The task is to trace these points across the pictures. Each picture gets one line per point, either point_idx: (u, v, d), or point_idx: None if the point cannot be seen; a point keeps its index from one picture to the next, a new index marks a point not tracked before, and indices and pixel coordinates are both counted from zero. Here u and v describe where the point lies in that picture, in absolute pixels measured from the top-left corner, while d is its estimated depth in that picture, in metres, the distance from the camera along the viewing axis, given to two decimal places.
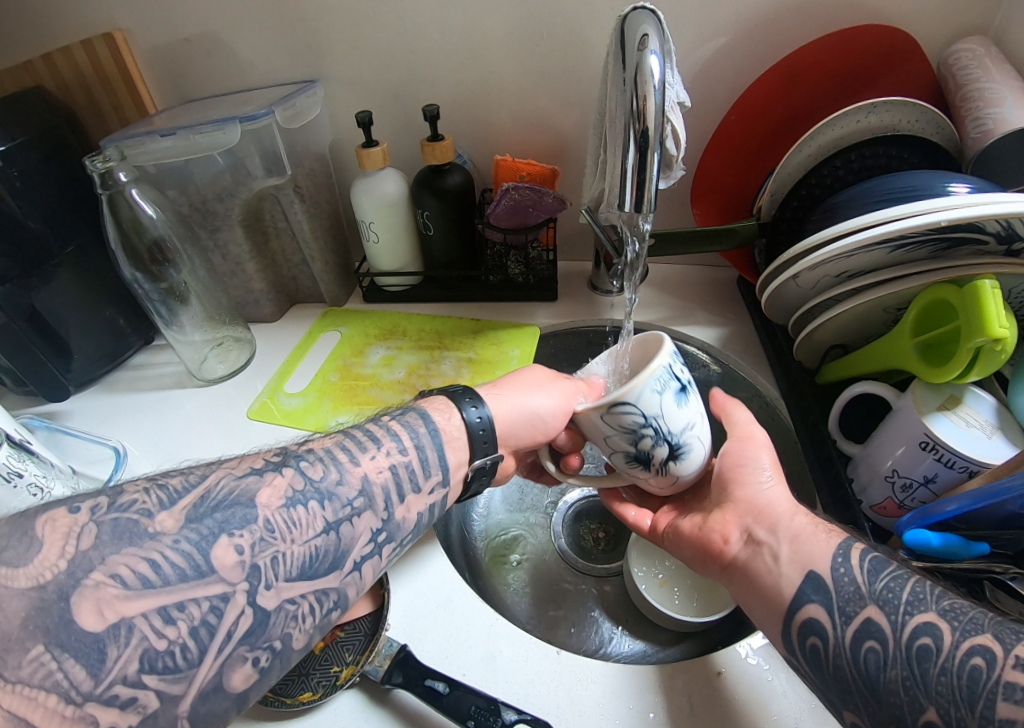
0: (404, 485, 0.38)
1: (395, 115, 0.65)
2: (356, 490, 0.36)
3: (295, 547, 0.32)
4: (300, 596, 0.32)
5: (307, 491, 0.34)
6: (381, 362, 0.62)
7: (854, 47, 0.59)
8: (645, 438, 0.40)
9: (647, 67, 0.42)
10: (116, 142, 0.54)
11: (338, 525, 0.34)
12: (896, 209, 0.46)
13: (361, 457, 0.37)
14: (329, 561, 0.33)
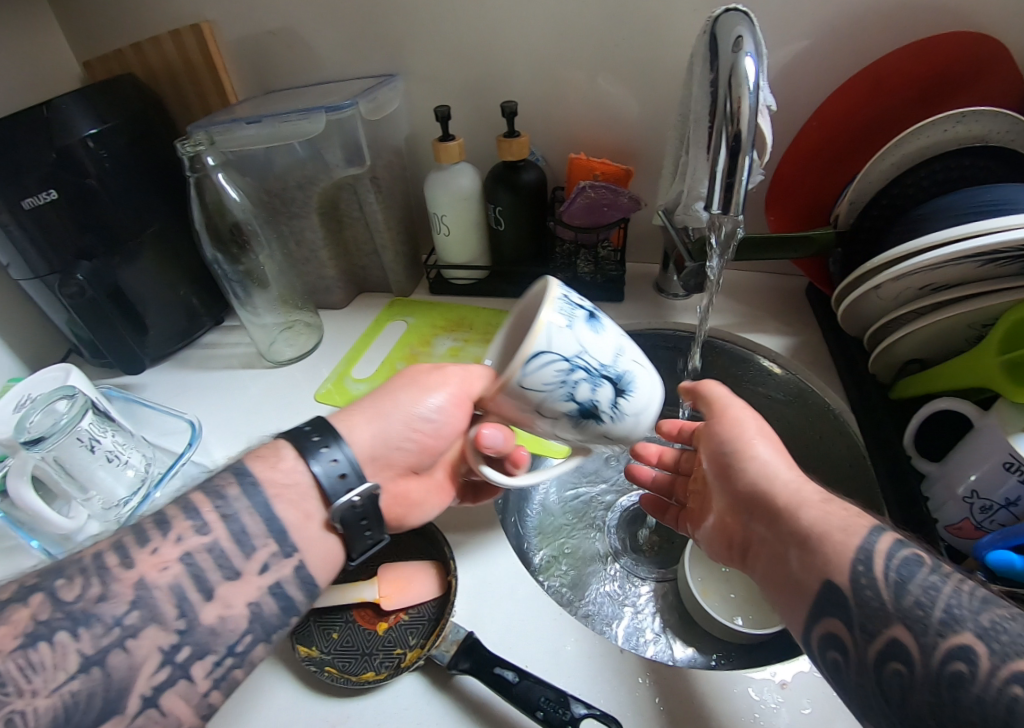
0: (203, 580, 0.34)
1: (470, 111, 0.66)
2: (126, 607, 0.31)
3: (35, 701, 0.28)
4: None
5: (54, 623, 0.30)
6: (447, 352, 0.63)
7: (946, 53, 0.57)
8: (580, 382, 0.34)
9: (742, 69, 0.41)
10: (206, 128, 0.57)
11: (101, 657, 0.30)
12: (986, 222, 0.44)
13: (137, 558, 0.33)
14: (95, 706, 0.29)
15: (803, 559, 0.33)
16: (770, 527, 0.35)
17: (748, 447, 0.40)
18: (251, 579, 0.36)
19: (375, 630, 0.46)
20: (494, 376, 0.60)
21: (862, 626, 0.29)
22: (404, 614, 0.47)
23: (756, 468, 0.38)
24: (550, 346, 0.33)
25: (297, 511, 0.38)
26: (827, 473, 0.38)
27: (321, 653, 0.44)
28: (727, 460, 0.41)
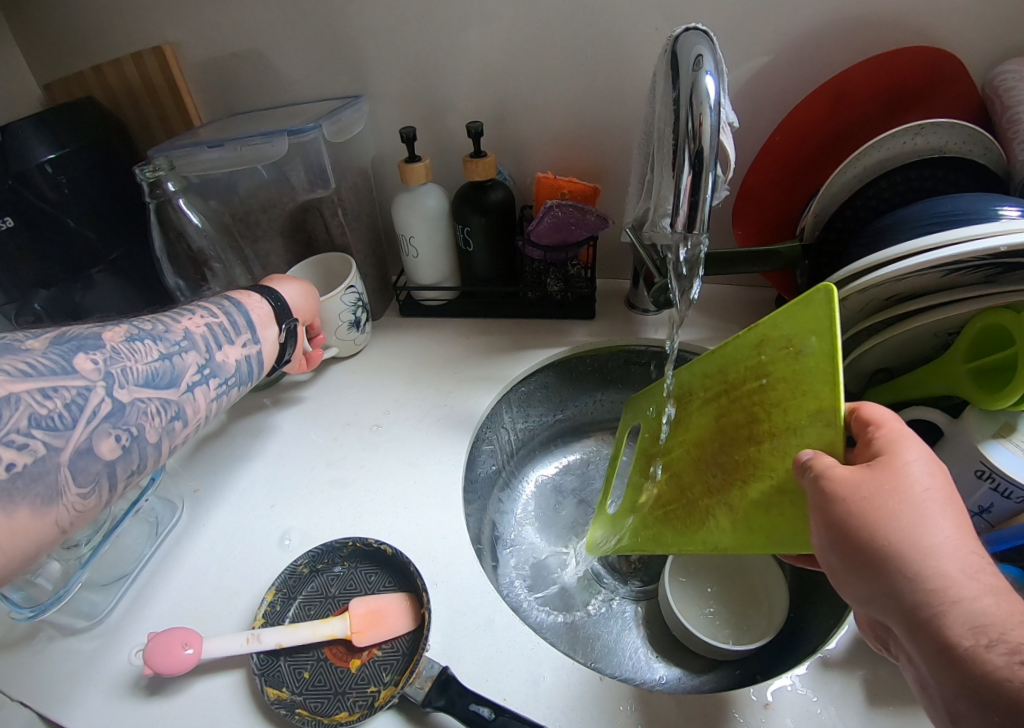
0: (219, 336, 0.43)
1: (438, 132, 0.66)
2: (179, 335, 0.40)
3: (139, 365, 0.36)
4: (148, 400, 0.36)
5: (142, 333, 0.38)
6: (679, 458, 0.55)
7: (898, 66, 0.58)
8: (358, 309, 0.62)
9: (703, 87, 0.41)
10: (165, 152, 0.56)
11: (170, 356, 0.39)
12: (946, 234, 0.45)
13: (179, 318, 0.42)
14: (167, 378, 0.38)
15: (956, 709, 0.26)
16: (928, 665, 0.27)
17: (858, 533, 0.31)
18: (239, 347, 0.44)
19: (347, 667, 0.45)
20: (731, 463, 0.47)
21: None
22: (377, 649, 0.45)
23: (901, 579, 0.29)
24: (356, 287, 0.60)
25: (261, 317, 0.47)
26: (965, 574, 0.28)
27: (292, 694, 0.42)
28: (836, 554, 0.32)
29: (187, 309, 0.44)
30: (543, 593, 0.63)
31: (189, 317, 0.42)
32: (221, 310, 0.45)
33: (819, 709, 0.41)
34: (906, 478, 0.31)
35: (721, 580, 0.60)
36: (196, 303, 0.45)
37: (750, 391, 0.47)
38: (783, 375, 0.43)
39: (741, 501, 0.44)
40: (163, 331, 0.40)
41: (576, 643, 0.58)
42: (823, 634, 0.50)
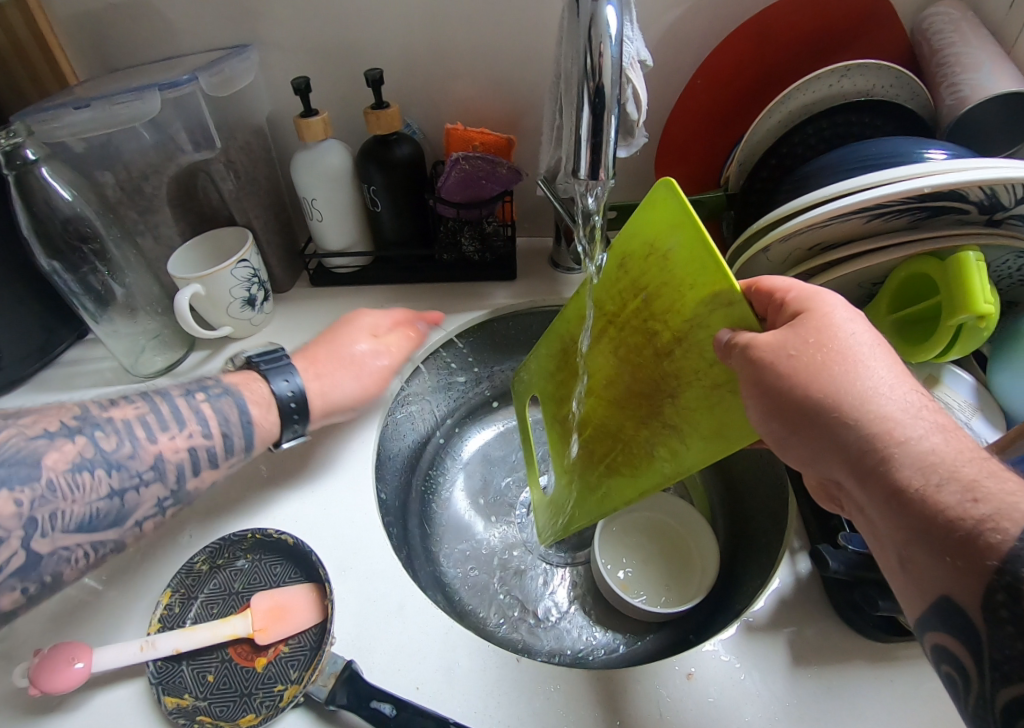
0: (200, 461, 0.43)
1: (342, 85, 0.60)
2: (146, 465, 0.40)
3: (76, 507, 0.36)
4: (75, 545, 0.37)
5: (94, 460, 0.38)
6: (591, 393, 0.53)
7: (824, 7, 0.56)
8: (255, 287, 0.57)
9: (603, 19, 0.36)
10: (25, 116, 0.49)
11: (123, 493, 0.39)
12: (871, 176, 0.42)
13: (158, 436, 0.41)
14: (109, 519, 0.38)
15: (906, 557, 0.26)
16: (878, 510, 0.27)
17: (797, 389, 0.31)
18: (215, 471, 0.44)
19: (253, 667, 0.41)
20: (651, 383, 0.46)
21: (993, 664, 0.22)
22: (284, 645, 0.42)
23: (847, 426, 0.29)
24: (250, 261, 0.55)
25: (261, 412, 0.46)
26: (906, 412, 0.29)
27: (194, 700, 0.39)
28: (779, 415, 0.32)
29: (185, 411, 0.43)
30: (477, 573, 0.60)
31: (171, 437, 0.41)
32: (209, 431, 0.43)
33: (743, 676, 0.39)
34: (828, 327, 0.32)
35: (651, 543, 0.59)
36: (202, 395, 0.45)
37: (638, 303, 0.46)
38: (666, 279, 0.43)
39: (683, 414, 0.43)
40: (132, 456, 0.39)
41: (522, 625, 0.56)
42: (751, 595, 0.49)
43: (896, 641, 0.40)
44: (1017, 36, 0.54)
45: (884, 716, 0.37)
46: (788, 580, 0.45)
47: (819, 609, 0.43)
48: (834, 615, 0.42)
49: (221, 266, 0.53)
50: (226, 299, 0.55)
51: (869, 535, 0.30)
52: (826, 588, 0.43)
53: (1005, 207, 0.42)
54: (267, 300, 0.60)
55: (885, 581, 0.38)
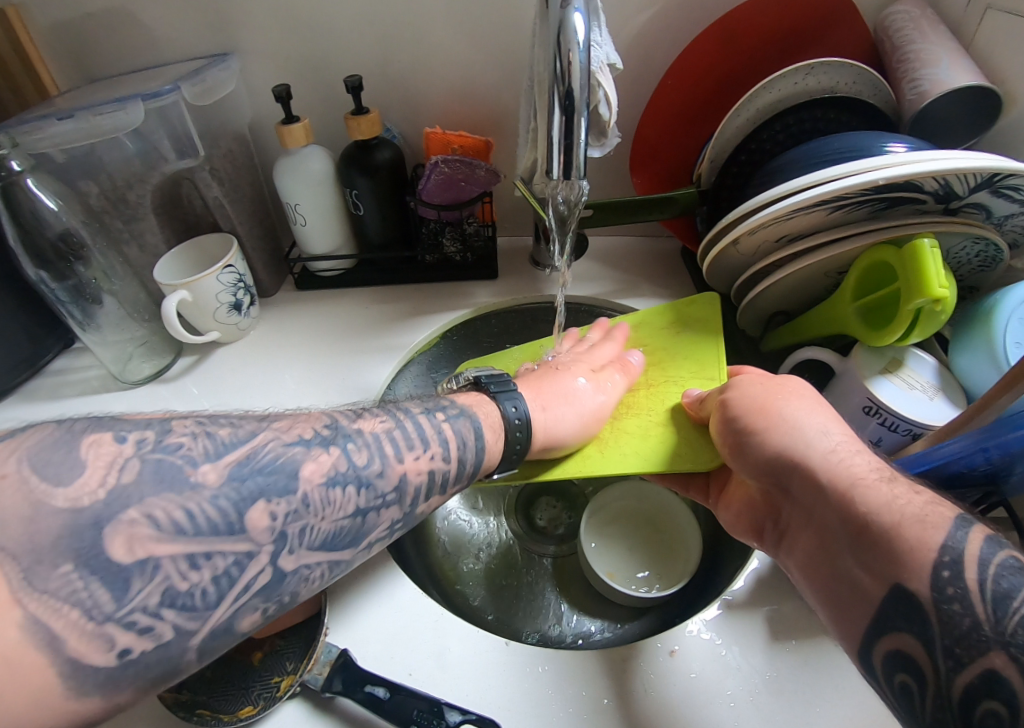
0: (433, 488, 0.38)
1: (324, 92, 0.62)
2: (391, 485, 0.35)
3: (323, 523, 0.31)
4: (315, 564, 0.31)
5: (348, 474, 0.33)
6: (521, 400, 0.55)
7: (787, 8, 0.58)
8: (241, 291, 0.58)
9: (570, 25, 0.38)
10: (8, 127, 0.49)
11: (365, 510, 0.34)
12: (832, 170, 0.45)
13: (404, 454, 0.36)
14: (348, 538, 0.33)
15: (860, 541, 0.31)
16: (827, 501, 0.34)
17: (769, 414, 0.40)
18: (443, 497, 0.39)
19: (249, 662, 0.42)
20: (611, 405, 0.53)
21: (945, 654, 0.26)
22: (279, 640, 0.43)
23: (803, 436, 0.38)
24: (235, 266, 0.56)
25: (494, 439, 0.43)
26: (851, 444, 0.37)
27: (192, 694, 0.40)
28: (748, 425, 0.41)
29: (426, 431, 0.38)
30: (467, 567, 0.61)
31: (415, 456, 0.37)
32: (450, 445, 0.39)
33: (724, 652, 0.41)
34: (800, 386, 0.42)
35: (634, 529, 0.61)
36: (442, 416, 0.41)
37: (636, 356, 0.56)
38: (669, 347, 0.56)
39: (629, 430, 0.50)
40: (378, 473, 0.34)
41: (511, 615, 0.57)
42: (732, 575, 0.52)
43: None
44: (975, 32, 0.57)
45: (857, 684, 0.39)
46: (765, 560, 0.47)
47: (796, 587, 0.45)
48: None
49: (207, 272, 0.54)
50: (212, 304, 0.56)
51: (816, 547, 0.35)
52: None
53: (959, 195, 0.45)
54: (252, 305, 0.61)
55: None
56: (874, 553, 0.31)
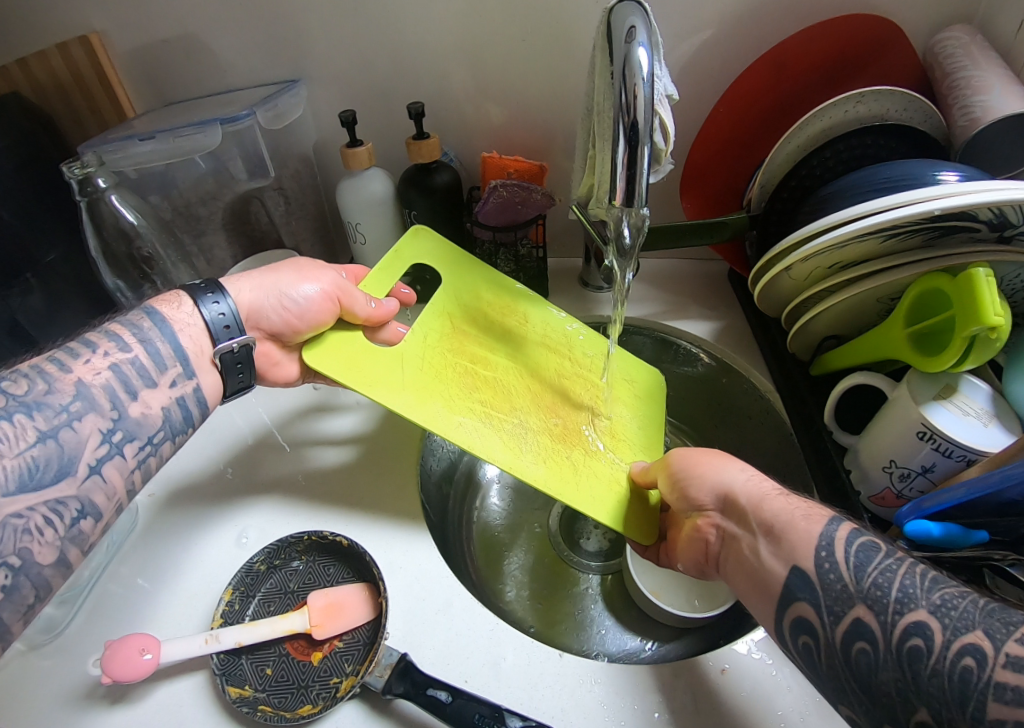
0: (133, 382, 0.39)
1: (385, 115, 0.65)
2: (71, 395, 0.36)
3: (8, 459, 0.32)
4: (28, 509, 0.32)
5: (10, 406, 0.33)
6: (504, 373, 0.52)
7: (839, 37, 0.59)
8: None
9: (635, 60, 0.40)
10: (95, 147, 0.53)
11: (55, 432, 0.34)
12: (887, 199, 0.45)
13: (73, 365, 0.37)
14: (54, 468, 0.33)
15: (778, 553, 0.35)
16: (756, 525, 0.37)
17: (705, 456, 0.44)
18: (165, 388, 0.40)
19: (309, 661, 0.44)
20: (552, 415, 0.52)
21: (828, 610, 0.32)
22: (338, 641, 0.45)
23: (726, 473, 0.42)
24: None
25: (195, 339, 0.43)
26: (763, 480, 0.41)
27: (255, 691, 0.41)
28: (687, 472, 0.44)
29: (91, 338, 0.40)
30: (510, 577, 0.63)
31: (86, 361, 0.38)
32: (137, 337, 0.40)
33: (775, 673, 0.41)
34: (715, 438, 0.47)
35: None
36: (104, 324, 0.41)
37: (601, 391, 0.57)
38: (626, 410, 0.58)
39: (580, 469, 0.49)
40: (51, 392, 0.35)
41: (554, 624, 0.58)
42: None
43: None
44: None
45: None
46: None
47: None
48: None
49: None
50: None
51: (749, 577, 0.37)
52: None
53: (1015, 225, 0.44)
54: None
55: None
56: (783, 557, 0.35)
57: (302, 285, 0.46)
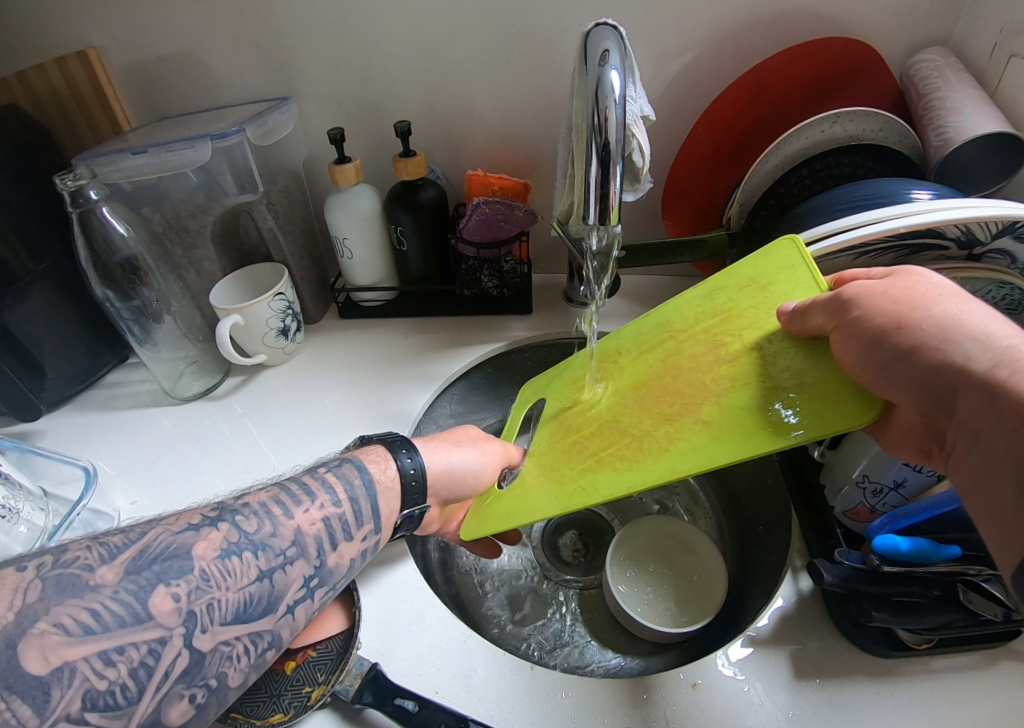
0: (336, 534, 0.38)
1: (374, 133, 0.67)
2: (288, 541, 0.36)
3: (229, 595, 0.33)
4: (234, 638, 0.32)
5: (241, 543, 0.34)
6: (608, 412, 0.50)
7: (819, 57, 0.60)
8: (289, 317, 0.64)
9: (607, 82, 0.41)
10: (87, 161, 0.55)
11: (271, 573, 0.35)
12: (855, 218, 0.46)
13: (295, 510, 0.37)
14: (262, 605, 0.34)
15: None
16: (1010, 431, 0.29)
17: (909, 332, 0.33)
18: (357, 541, 0.40)
19: (282, 670, 0.43)
20: (648, 403, 0.47)
21: None
22: (312, 650, 0.44)
23: (963, 348, 0.31)
24: (286, 294, 0.62)
25: (388, 500, 0.43)
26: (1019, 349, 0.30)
27: (227, 698, 0.41)
28: (891, 348, 0.33)
29: (312, 483, 0.40)
30: (489, 594, 0.63)
31: (307, 508, 0.38)
32: (347, 492, 0.40)
33: (747, 690, 0.41)
34: (926, 286, 0.35)
35: (656, 562, 0.63)
36: (323, 465, 0.42)
37: (729, 324, 0.46)
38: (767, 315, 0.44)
39: (739, 389, 0.41)
40: (274, 535, 0.36)
41: (532, 637, 0.59)
42: (759, 610, 0.52)
43: (898, 655, 0.41)
44: (1000, 77, 0.57)
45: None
46: (790, 597, 0.46)
47: (821, 625, 0.44)
48: (834, 629, 0.44)
49: (260, 298, 0.59)
50: (263, 330, 0.62)
51: (975, 470, 0.31)
52: (827, 603, 0.45)
53: (982, 242, 0.45)
54: (299, 331, 0.67)
55: (880, 594, 0.40)
56: None
57: (469, 454, 0.53)
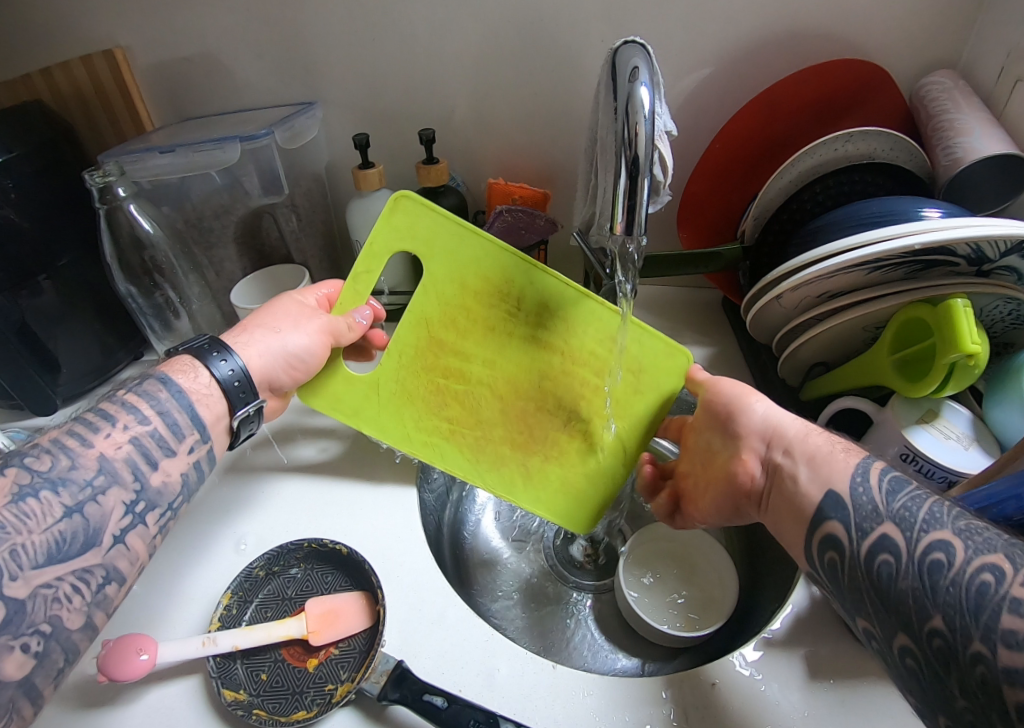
0: (152, 452, 0.37)
1: (396, 139, 0.68)
2: (94, 469, 0.34)
3: (36, 536, 0.31)
4: (57, 580, 0.32)
5: (35, 482, 0.32)
6: (481, 375, 0.54)
7: (832, 77, 0.62)
8: None
9: (637, 98, 0.42)
10: (116, 157, 0.55)
11: (82, 506, 0.33)
12: (872, 233, 0.47)
13: (94, 438, 0.35)
14: (80, 541, 0.33)
15: (791, 518, 0.36)
16: (789, 490, 0.37)
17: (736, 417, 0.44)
18: (183, 455, 0.39)
19: (304, 668, 0.45)
20: (491, 411, 0.55)
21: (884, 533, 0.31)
22: (334, 648, 0.46)
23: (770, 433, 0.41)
24: None
25: (210, 406, 0.41)
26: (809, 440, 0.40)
27: (249, 696, 0.42)
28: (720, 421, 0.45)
29: (109, 407, 0.37)
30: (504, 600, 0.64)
31: (108, 433, 0.36)
32: (155, 407, 0.38)
33: (764, 688, 0.42)
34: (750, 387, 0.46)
35: (666, 566, 0.64)
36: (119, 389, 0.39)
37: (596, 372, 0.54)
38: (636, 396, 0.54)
39: (549, 476, 0.55)
40: (74, 466, 0.34)
41: (552, 642, 0.60)
42: (772, 615, 0.54)
43: None
44: (1006, 102, 0.59)
45: None
46: (803, 602, 0.47)
47: (834, 628, 0.45)
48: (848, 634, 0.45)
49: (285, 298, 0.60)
50: None
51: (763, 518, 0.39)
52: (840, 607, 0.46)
53: (991, 260, 0.47)
54: None
55: None
56: (801, 521, 0.36)
57: (294, 337, 0.46)
